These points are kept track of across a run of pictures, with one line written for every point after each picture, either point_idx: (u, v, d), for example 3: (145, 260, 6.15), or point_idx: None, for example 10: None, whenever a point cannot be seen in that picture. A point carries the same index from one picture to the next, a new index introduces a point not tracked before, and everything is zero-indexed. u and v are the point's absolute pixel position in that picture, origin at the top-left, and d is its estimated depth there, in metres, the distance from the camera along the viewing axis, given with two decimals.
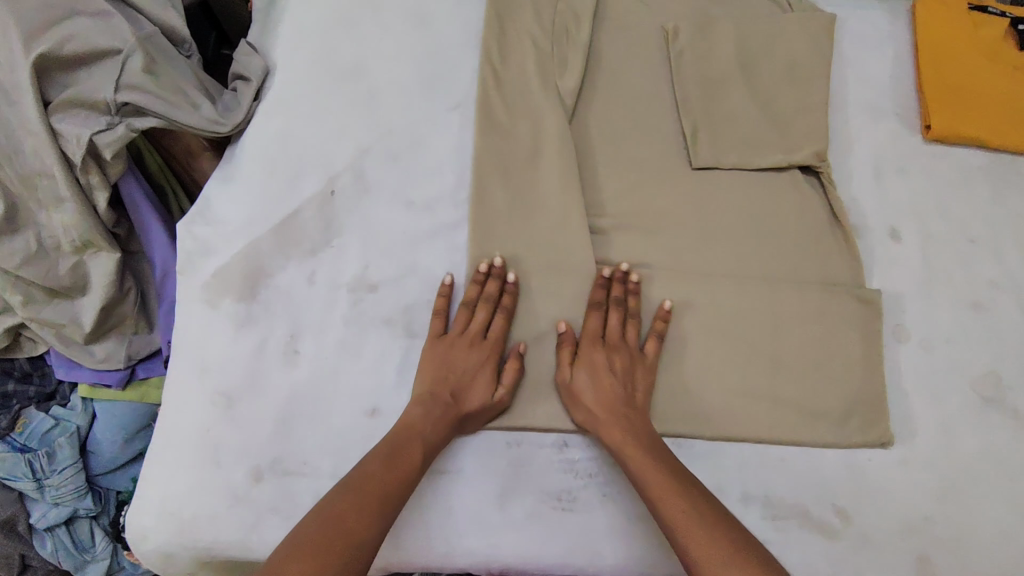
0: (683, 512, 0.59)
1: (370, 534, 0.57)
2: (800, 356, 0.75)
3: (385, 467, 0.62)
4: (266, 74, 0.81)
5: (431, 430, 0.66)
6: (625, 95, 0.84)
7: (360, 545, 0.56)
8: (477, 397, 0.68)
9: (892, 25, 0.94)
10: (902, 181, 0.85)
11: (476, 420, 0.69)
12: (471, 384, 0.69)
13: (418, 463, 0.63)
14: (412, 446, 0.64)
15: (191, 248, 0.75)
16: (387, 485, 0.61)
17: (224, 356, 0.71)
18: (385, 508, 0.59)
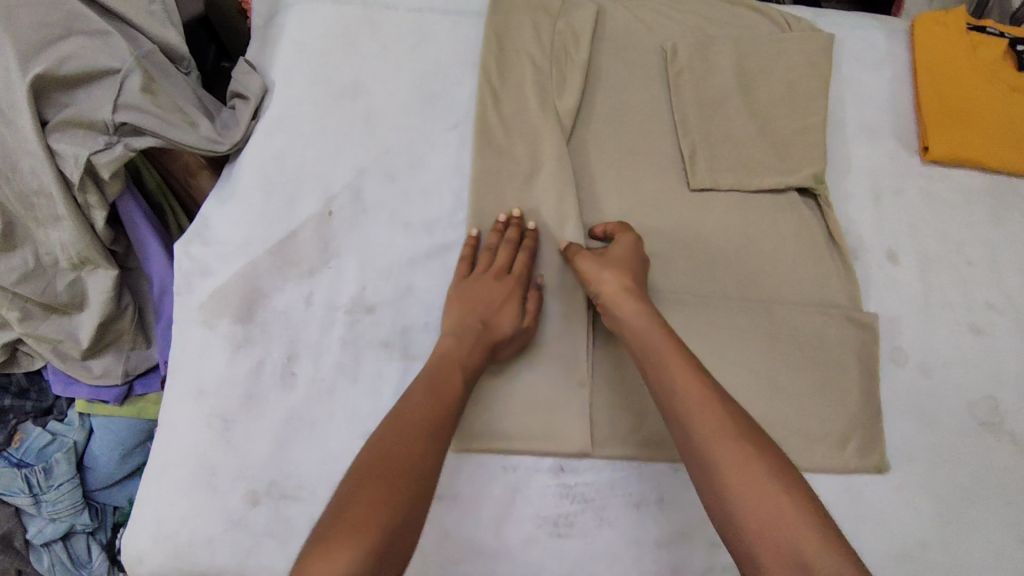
0: (721, 427, 0.56)
1: (428, 461, 0.57)
2: (800, 383, 0.72)
3: (430, 398, 0.62)
4: (264, 93, 0.80)
5: (469, 354, 0.66)
6: (626, 113, 0.82)
7: (422, 471, 0.56)
8: (507, 321, 0.68)
9: (890, 43, 0.89)
10: (902, 202, 0.82)
11: (507, 348, 0.69)
12: (501, 312, 0.68)
13: (457, 387, 0.63)
14: (450, 373, 0.64)
15: (188, 268, 0.73)
16: (436, 417, 0.61)
17: (221, 378, 0.69)
18: (439, 435, 0.59)
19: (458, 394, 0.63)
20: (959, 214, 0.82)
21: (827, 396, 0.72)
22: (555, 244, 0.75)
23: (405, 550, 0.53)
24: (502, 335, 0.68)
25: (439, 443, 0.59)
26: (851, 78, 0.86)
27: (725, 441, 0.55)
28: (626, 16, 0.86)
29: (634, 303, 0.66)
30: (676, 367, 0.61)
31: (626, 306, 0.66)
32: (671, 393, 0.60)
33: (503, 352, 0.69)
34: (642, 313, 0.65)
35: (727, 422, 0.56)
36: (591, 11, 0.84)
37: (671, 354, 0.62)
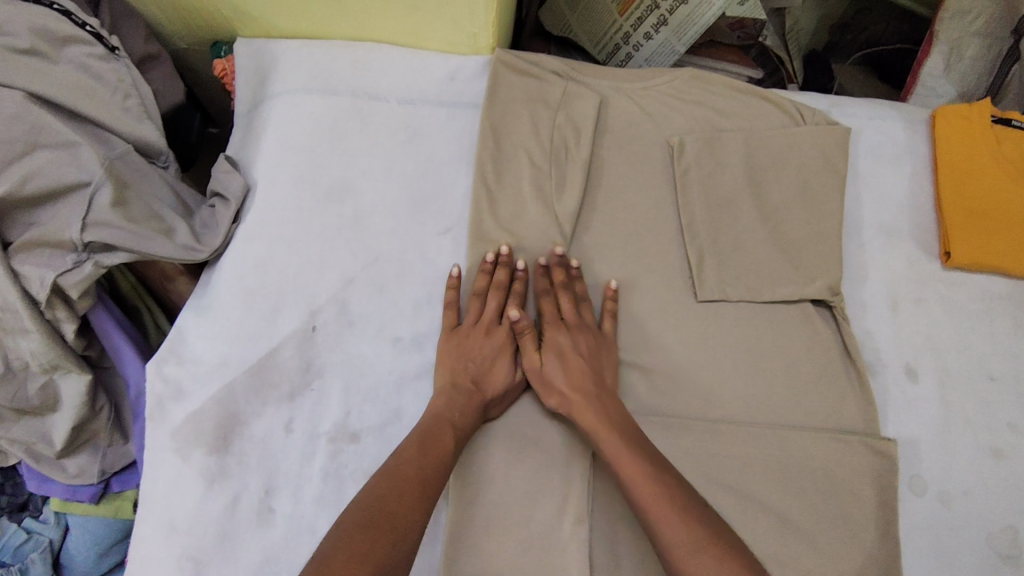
0: (678, 531, 0.54)
1: (415, 524, 0.55)
2: (814, 520, 0.68)
3: (422, 456, 0.60)
4: (245, 194, 0.75)
5: (459, 414, 0.64)
6: (629, 215, 0.77)
7: (409, 530, 0.54)
8: (499, 380, 0.68)
9: (909, 134, 0.84)
10: (922, 312, 0.77)
11: (500, 404, 0.69)
12: (491, 371, 0.68)
13: (450, 447, 0.62)
14: (442, 433, 0.62)
15: (160, 391, 0.69)
16: (430, 477, 0.58)
17: (193, 516, 0.65)
18: (427, 490, 0.58)
19: (452, 456, 0.61)
20: (981, 325, 0.78)
21: (844, 532, 0.68)
22: None
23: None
24: (494, 396, 0.67)
25: (428, 506, 0.57)
26: (868, 174, 0.82)
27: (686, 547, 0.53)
28: (631, 106, 0.81)
29: (587, 407, 0.65)
30: (630, 470, 0.59)
31: (579, 408, 0.65)
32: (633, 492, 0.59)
33: (496, 408, 0.69)
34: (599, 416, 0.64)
35: (688, 525, 0.54)
36: (592, 102, 0.79)
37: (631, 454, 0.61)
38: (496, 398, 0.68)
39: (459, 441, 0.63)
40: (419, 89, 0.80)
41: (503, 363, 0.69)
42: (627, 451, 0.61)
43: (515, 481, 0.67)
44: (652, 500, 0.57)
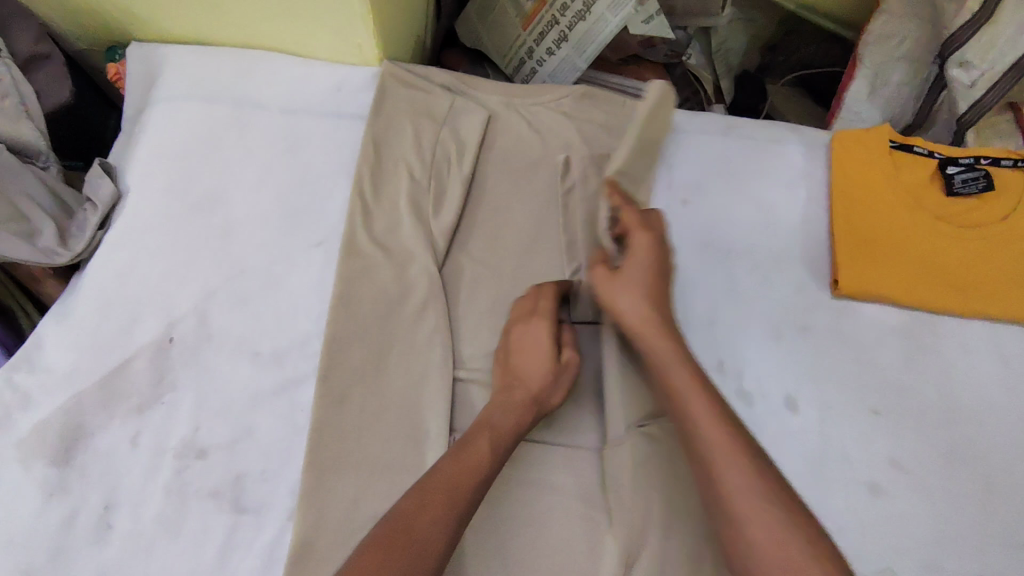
0: (732, 463, 0.55)
1: (446, 533, 0.55)
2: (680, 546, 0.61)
3: (450, 466, 0.58)
4: (115, 199, 0.74)
5: (498, 415, 0.63)
6: (508, 233, 0.76)
7: (434, 548, 0.53)
8: (534, 370, 0.66)
9: (806, 160, 0.82)
10: (804, 342, 0.75)
11: (556, 388, 0.67)
12: (527, 366, 0.66)
13: (485, 452, 0.60)
14: (474, 438, 0.61)
15: (8, 401, 0.67)
16: (457, 488, 0.57)
17: (28, 530, 0.63)
18: (454, 497, 0.56)
19: (489, 464, 0.60)
20: (868, 357, 0.75)
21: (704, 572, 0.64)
22: (409, 381, 0.69)
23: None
24: (541, 386, 0.66)
25: (458, 515, 0.56)
26: (760, 199, 0.80)
27: (737, 479, 0.54)
28: (519, 122, 0.80)
29: (652, 325, 0.64)
30: (711, 444, 0.56)
31: (651, 338, 0.64)
32: (686, 436, 0.58)
33: (555, 396, 0.67)
34: (653, 334, 0.64)
35: (727, 459, 0.55)
36: (479, 117, 0.78)
37: (688, 380, 0.60)
38: (546, 387, 0.66)
39: (491, 441, 0.61)
40: (304, 99, 0.79)
41: (546, 349, 0.67)
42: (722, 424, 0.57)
43: (364, 503, 0.65)
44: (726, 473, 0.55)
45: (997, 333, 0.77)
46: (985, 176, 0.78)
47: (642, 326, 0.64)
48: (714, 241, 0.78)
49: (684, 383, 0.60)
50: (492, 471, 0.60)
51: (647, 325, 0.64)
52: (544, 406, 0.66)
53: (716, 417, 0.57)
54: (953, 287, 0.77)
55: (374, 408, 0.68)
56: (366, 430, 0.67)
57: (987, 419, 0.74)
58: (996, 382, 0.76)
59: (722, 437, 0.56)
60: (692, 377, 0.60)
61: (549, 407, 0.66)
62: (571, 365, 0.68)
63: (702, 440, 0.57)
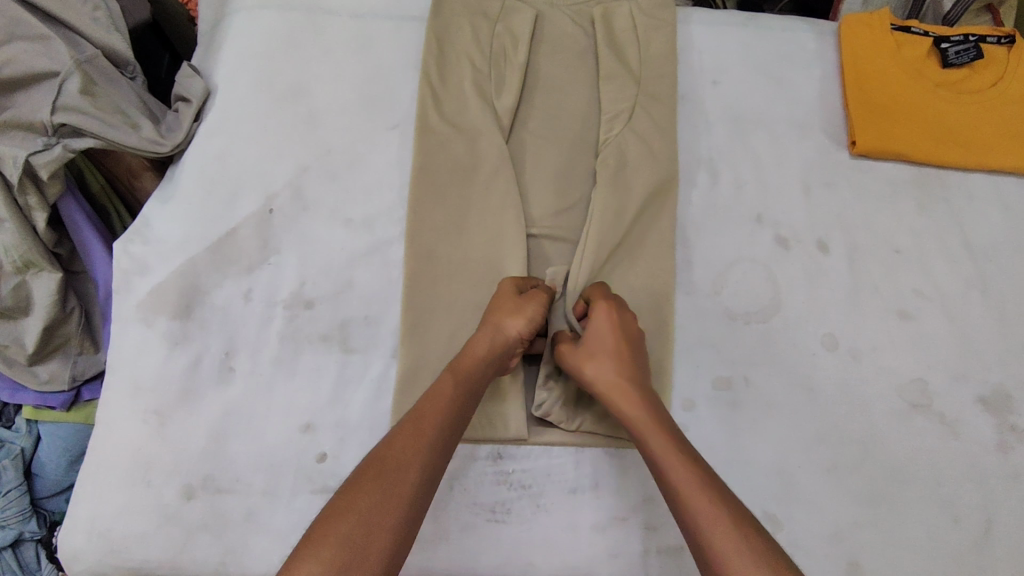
0: (716, 524, 0.52)
1: (419, 460, 0.56)
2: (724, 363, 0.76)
3: (417, 411, 0.60)
4: (207, 95, 0.82)
5: (470, 348, 0.65)
6: (562, 113, 0.84)
7: (406, 473, 0.55)
8: (498, 308, 0.68)
9: (817, 45, 0.93)
10: (830, 195, 0.85)
11: (517, 318, 0.66)
12: (495, 303, 0.69)
13: (451, 390, 0.62)
14: (442, 380, 0.63)
15: (126, 267, 0.74)
16: (426, 424, 0.58)
17: (158, 374, 0.70)
18: (421, 429, 0.58)
19: (454, 394, 0.61)
20: (887, 206, 0.85)
21: (755, 381, 0.75)
22: (488, 237, 0.77)
23: (393, 543, 0.51)
24: (503, 316, 0.67)
25: (428, 443, 0.57)
26: (780, 78, 0.90)
27: (727, 548, 0.50)
28: (564, 20, 0.88)
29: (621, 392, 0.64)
30: (700, 510, 0.53)
31: (629, 410, 0.63)
32: (675, 505, 0.55)
33: (516, 325, 0.66)
34: (630, 402, 0.63)
35: (721, 536, 0.51)
36: (529, 14, 0.86)
37: (675, 458, 0.57)
38: (507, 315, 0.67)
39: (454, 373, 0.63)
40: (368, 6, 0.88)
41: (509, 291, 0.69)
42: (708, 495, 0.54)
43: (459, 338, 0.72)
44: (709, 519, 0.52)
45: (997, 184, 0.87)
46: (974, 46, 0.89)
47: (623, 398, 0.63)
48: (743, 113, 0.88)
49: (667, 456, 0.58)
50: (459, 401, 0.61)
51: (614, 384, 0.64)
52: (505, 334, 0.66)
53: (708, 491, 0.54)
54: (958, 143, 0.86)
55: (459, 260, 0.76)
56: (455, 277, 0.75)
57: (995, 255, 0.84)
58: (1001, 225, 0.85)
59: (711, 507, 0.53)
60: (683, 454, 0.57)
61: (512, 335, 0.66)
62: (539, 300, 0.68)
63: (686, 503, 0.54)
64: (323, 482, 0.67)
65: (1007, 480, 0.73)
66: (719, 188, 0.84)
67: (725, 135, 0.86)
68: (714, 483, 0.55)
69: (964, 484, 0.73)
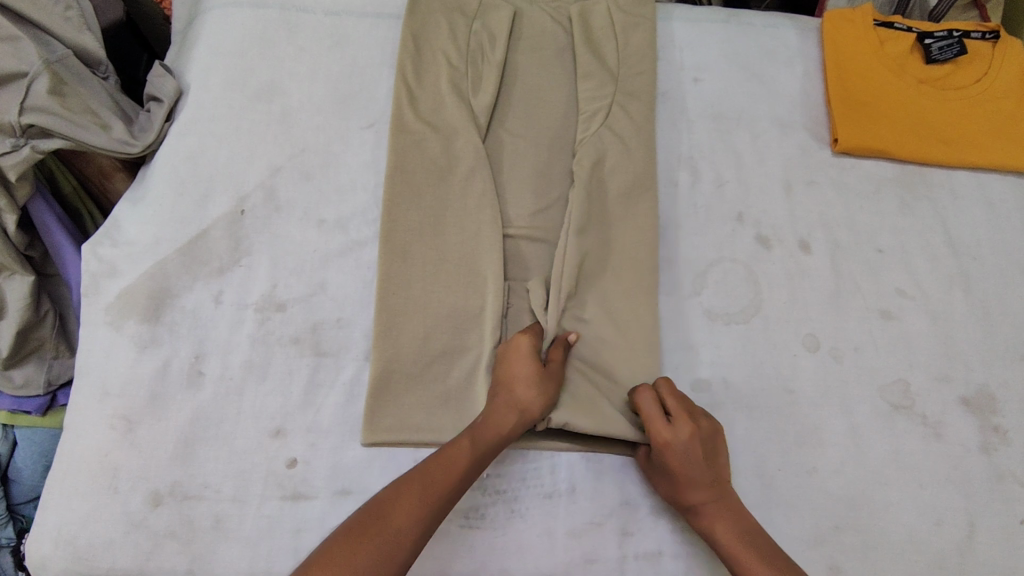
0: None
1: (416, 527, 0.56)
2: (703, 365, 0.75)
3: (429, 469, 0.59)
4: (178, 95, 0.81)
5: (491, 415, 0.64)
6: (540, 111, 0.83)
7: (400, 543, 0.55)
8: (525, 384, 0.65)
9: (799, 42, 0.92)
10: (811, 194, 0.84)
11: (541, 397, 0.65)
12: (517, 375, 0.66)
13: (463, 459, 0.60)
14: (458, 444, 0.61)
15: (95, 270, 0.73)
16: (432, 486, 0.58)
17: (126, 379, 0.69)
18: (427, 493, 0.58)
19: (469, 463, 0.60)
20: (870, 205, 0.84)
21: (734, 382, 0.74)
22: (465, 238, 0.76)
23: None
24: (529, 395, 0.65)
25: (431, 510, 0.57)
26: (761, 75, 0.89)
27: None
28: (542, 17, 0.87)
29: (718, 512, 0.63)
30: None
31: (725, 530, 0.62)
32: None
33: (538, 404, 0.65)
34: (721, 524, 0.63)
35: None
36: (507, 12, 0.85)
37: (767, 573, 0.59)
38: (533, 396, 0.65)
39: (473, 439, 0.62)
40: (343, 4, 0.87)
41: (533, 363, 0.66)
42: None
43: (434, 340, 0.71)
44: None
45: (981, 181, 0.86)
46: (958, 42, 0.88)
47: (716, 516, 0.63)
48: (725, 111, 0.87)
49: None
50: (471, 471, 0.61)
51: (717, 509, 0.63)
52: (528, 412, 0.64)
53: None
54: (941, 140, 0.85)
55: (434, 261, 0.74)
56: (431, 278, 0.73)
57: (979, 253, 0.83)
58: (985, 223, 0.84)
59: None
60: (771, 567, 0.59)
61: (537, 414, 0.65)
62: (556, 375, 0.67)
63: None
64: (293, 488, 0.66)
65: (990, 481, 0.72)
66: (700, 187, 0.83)
67: (706, 132, 0.85)
68: None
69: (947, 487, 0.72)
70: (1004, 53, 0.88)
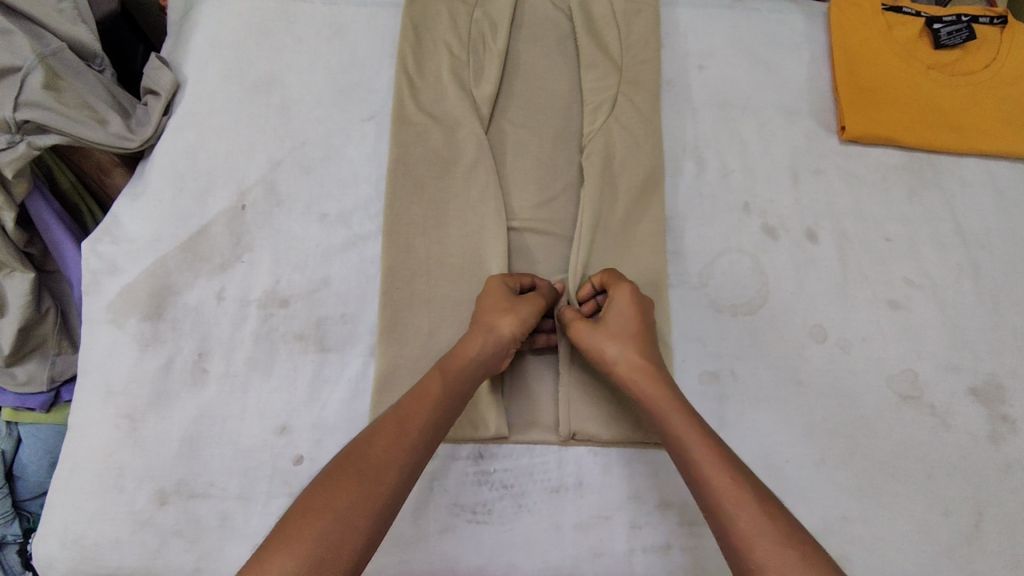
0: (751, 521, 0.52)
1: (401, 460, 0.55)
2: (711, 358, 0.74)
3: (405, 405, 0.58)
4: (175, 88, 0.80)
5: (465, 349, 0.63)
6: (543, 100, 0.82)
7: (386, 476, 0.54)
8: (496, 312, 0.65)
9: (806, 27, 0.90)
10: (818, 182, 0.83)
11: (512, 316, 0.64)
12: (489, 306, 0.65)
13: (439, 391, 0.60)
14: (431, 380, 0.61)
15: (95, 267, 0.72)
16: (412, 421, 0.58)
17: (129, 378, 0.68)
18: (406, 428, 0.57)
19: (442, 396, 0.60)
20: (878, 192, 0.83)
21: (742, 374, 0.74)
22: (468, 231, 0.75)
23: (363, 548, 0.51)
24: (501, 319, 0.64)
25: (414, 444, 0.57)
26: (767, 61, 0.88)
27: (750, 528, 0.52)
28: (544, 4, 0.86)
29: (648, 373, 0.63)
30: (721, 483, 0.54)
31: (655, 394, 0.62)
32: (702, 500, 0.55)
33: (512, 324, 0.64)
34: (652, 387, 0.62)
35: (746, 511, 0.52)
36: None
37: (696, 438, 0.58)
38: (503, 318, 0.64)
39: (445, 372, 0.62)
40: None
41: (500, 292, 0.66)
42: (731, 470, 0.55)
43: (440, 335, 0.70)
44: (727, 492, 0.54)
45: (990, 168, 0.85)
46: (966, 28, 0.86)
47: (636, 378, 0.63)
48: (730, 98, 0.85)
49: (718, 481, 0.55)
50: (446, 403, 0.60)
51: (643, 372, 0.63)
52: (503, 333, 0.64)
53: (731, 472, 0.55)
54: (949, 127, 0.84)
55: (437, 254, 0.74)
56: (434, 272, 0.73)
57: (987, 241, 0.82)
58: (993, 210, 0.83)
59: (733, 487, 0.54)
60: (698, 431, 0.58)
61: (512, 337, 0.64)
62: (533, 300, 0.67)
63: (716, 497, 0.54)
64: (299, 485, 0.66)
65: (998, 470, 0.72)
66: (706, 176, 0.82)
67: (711, 121, 0.84)
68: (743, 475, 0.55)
69: (955, 477, 0.72)
70: (1013, 38, 0.87)
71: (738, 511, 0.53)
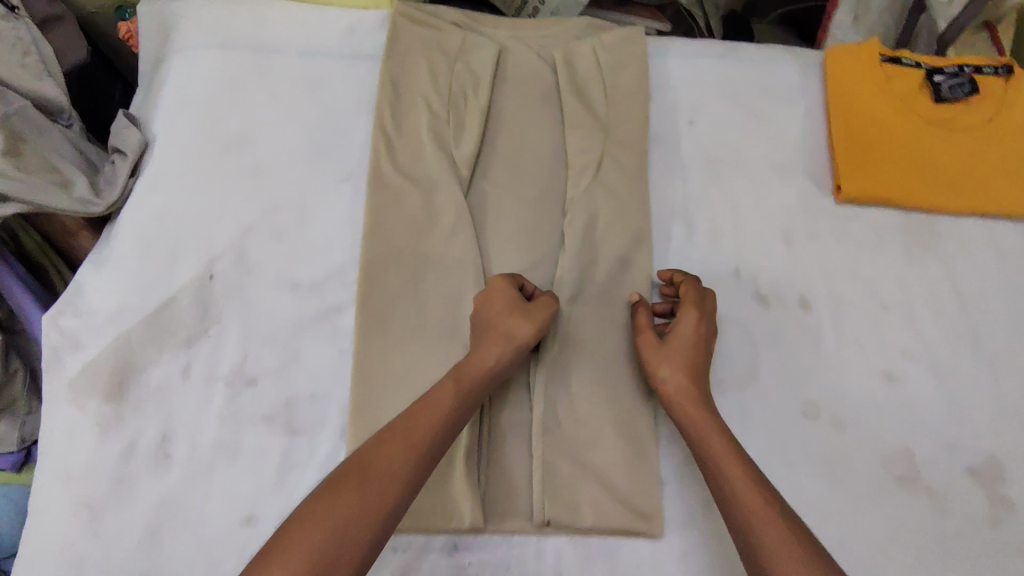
0: (780, 543, 0.51)
1: (404, 472, 0.54)
2: None
3: (412, 414, 0.57)
4: (143, 148, 0.77)
5: (476, 356, 0.62)
6: (526, 159, 0.78)
7: (389, 487, 0.53)
8: (509, 318, 0.64)
9: (800, 79, 0.87)
10: (812, 246, 0.79)
11: (528, 322, 0.64)
12: (499, 310, 0.64)
13: (448, 402, 0.59)
14: (441, 389, 0.59)
15: (56, 343, 0.69)
16: (418, 431, 0.56)
17: (90, 463, 0.66)
18: (411, 439, 0.56)
19: (452, 404, 0.58)
20: (873, 257, 0.80)
21: None
22: (446, 303, 0.71)
23: (361, 562, 0.50)
24: (514, 326, 0.63)
25: (419, 455, 0.55)
26: (760, 116, 0.84)
27: (777, 549, 0.51)
28: (528, 56, 0.83)
29: (694, 395, 0.63)
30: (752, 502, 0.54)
31: (693, 411, 0.62)
32: (730, 517, 0.55)
33: (526, 331, 0.63)
34: (694, 406, 0.62)
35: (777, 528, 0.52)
36: (491, 52, 0.81)
37: (732, 457, 0.58)
38: (515, 325, 0.63)
39: (456, 380, 0.60)
40: (320, 46, 0.83)
41: (510, 294, 0.65)
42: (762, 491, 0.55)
43: None
44: (756, 513, 0.54)
45: (990, 229, 0.82)
46: (969, 80, 0.83)
47: (677, 397, 0.63)
48: (721, 155, 0.82)
49: (747, 497, 0.55)
50: (455, 414, 0.58)
51: (692, 393, 0.63)
52: (516, 339, 0.63)
53: (761, 491, 0.55)
54: (949, 186, 0.81)
55: (413, 329, 0.70)
56: (409, 348, 0.70)
57: (986, 308, 0.79)
58: (993, 275, 0.80)
59: (764, 506, 0.54)
60: (733, 453, 0.58)
61: (525, 343, 0.63)
62: (545, 305, 0.66)
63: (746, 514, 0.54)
64: None
65: (998, 558, 0.69)
66: (694, 240, 0.78)
67: (701, 180, 0.81)
68: (771, 496, 0.55)
69: (953, 565, 0.68)
70: (1016, 91, 0.83)
71: (766, 528, 0.52)
